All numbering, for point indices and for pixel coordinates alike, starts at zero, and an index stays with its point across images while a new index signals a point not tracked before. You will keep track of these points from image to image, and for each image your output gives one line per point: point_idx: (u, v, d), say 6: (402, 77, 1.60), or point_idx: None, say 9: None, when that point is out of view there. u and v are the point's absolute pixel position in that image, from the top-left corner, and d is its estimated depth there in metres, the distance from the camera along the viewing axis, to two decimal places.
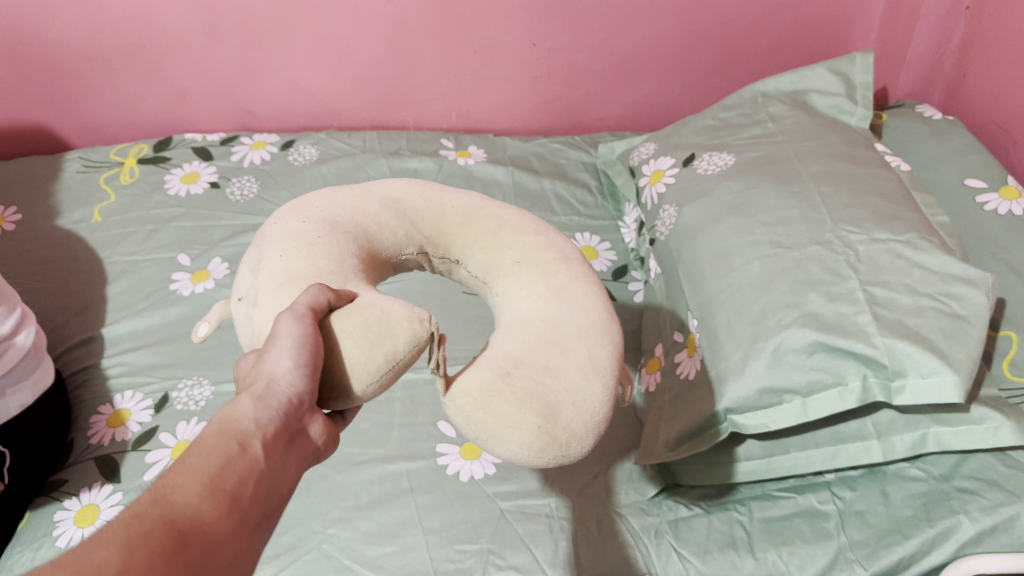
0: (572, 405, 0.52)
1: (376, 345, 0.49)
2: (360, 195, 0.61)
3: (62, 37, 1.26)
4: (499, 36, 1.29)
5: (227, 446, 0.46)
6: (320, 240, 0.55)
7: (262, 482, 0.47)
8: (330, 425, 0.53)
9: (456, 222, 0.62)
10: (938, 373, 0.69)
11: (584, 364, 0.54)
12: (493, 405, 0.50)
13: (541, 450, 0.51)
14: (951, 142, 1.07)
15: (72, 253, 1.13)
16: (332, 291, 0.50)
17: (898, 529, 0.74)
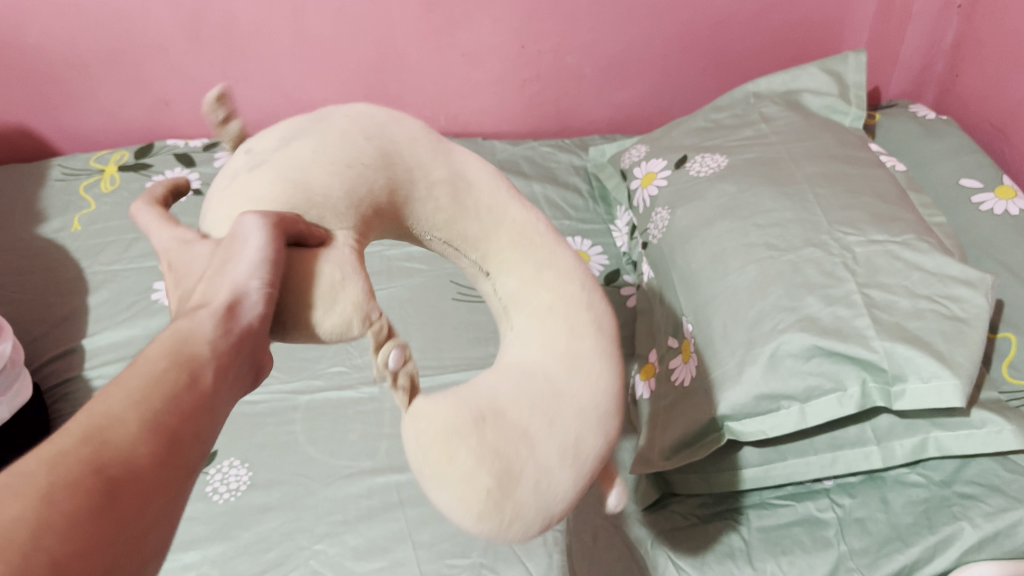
0: (533, 484, 0.41)
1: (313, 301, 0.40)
2: (438, 152, 0.50)
3: (41, 42, 1.24)
4: (487, 39, 1.27)
5: (175, 371, 0.35)
6: (358, 165, 0.45)
7: (207, 412, 0.35)
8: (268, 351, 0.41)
9: (510, 237, 0.51)
10: (939, 376, 0.67)
11: (565, 452, 0.43)
12: (448, 447, 0.41)
13: (479, 517, 0.40)
14: (946, 141, 1.05)
15: (52, 262, 1.11)
16: (303, 225, 0.41)
17: (898, 537, 0.73)
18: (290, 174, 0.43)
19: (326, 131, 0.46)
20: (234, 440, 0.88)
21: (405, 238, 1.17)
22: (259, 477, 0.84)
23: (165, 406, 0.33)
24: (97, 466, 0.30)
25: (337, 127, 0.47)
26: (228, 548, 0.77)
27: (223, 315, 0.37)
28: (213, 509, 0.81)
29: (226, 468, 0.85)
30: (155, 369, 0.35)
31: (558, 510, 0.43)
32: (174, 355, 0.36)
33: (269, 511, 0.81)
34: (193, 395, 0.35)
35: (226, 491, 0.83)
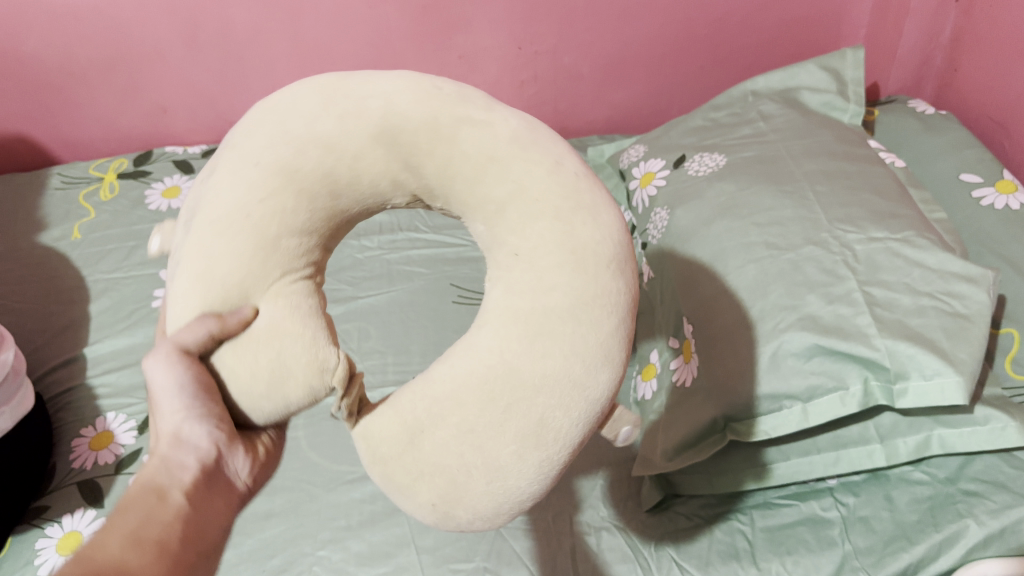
0: (484, 485, 0.44)
1: (264, 386, 0.47)
2: (345, 114, 0.44)
3: (38, 51, 1.24)
4: (484, 41, 1.27)
5: (149, 496, 0.46)
6: (263, 203, 0.44)
7: (189, 525, 0.47)
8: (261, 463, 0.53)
9: (466, 176, 0.44)
10: (941, 374, 0.67)
11: (520, 441, 0.43)
12: (396, 467, 0.46)
13: (440, 518, 0.46)
14: (946, 136, 1.05)
15: (52, 271, 1.11)
16: (217, 319, 0.45)
17: (903, 535, 0.72)
18: (196, 267, 0.45)
19: (221, 180, 0.45)
20: None
21: (405, 242, 1.16)
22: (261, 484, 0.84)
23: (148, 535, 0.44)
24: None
25: (223, 176, 0.45)
26: (232, 556, 0.77)
27: (176, 443, 0.48)
28: None
29: None
30: (132, 513, 0.45)
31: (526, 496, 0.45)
32: (148, 484, 0.47)
33: (272, 518, 0.81)
34: (181, 517, 0.46)
35: None
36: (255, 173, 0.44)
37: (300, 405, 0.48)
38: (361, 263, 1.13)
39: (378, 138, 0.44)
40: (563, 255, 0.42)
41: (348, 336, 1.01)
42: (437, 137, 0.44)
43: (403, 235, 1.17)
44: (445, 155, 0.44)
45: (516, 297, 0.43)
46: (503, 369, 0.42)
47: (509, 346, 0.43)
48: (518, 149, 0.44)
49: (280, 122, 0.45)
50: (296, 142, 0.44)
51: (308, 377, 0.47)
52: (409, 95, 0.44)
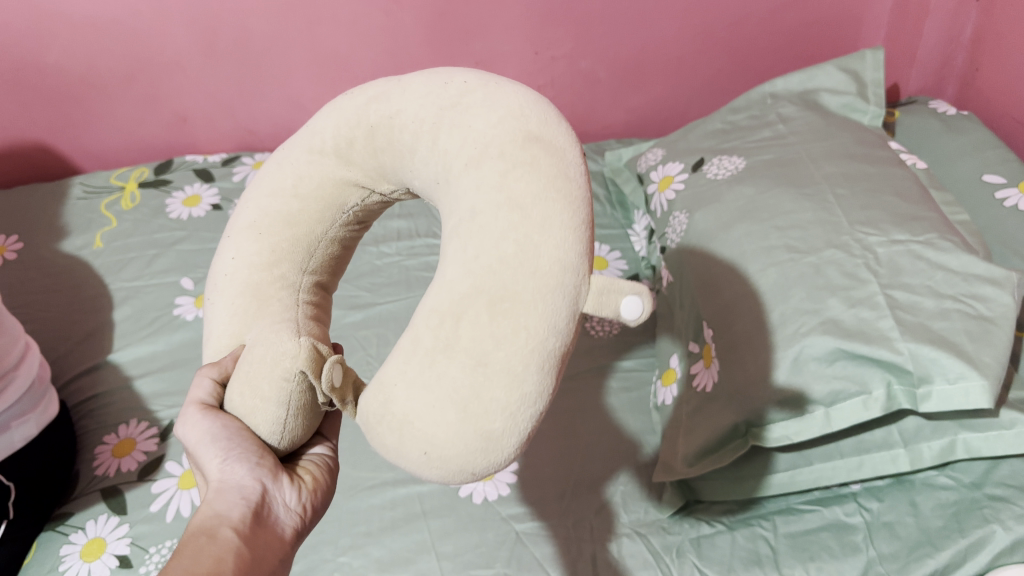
0: (469, 421, 0.39)
1: (252, 394, 0.51)
2: (285, 162, 0.54)
3: (60, 63, 1.25)
4: (501, 47, 1.27)
5: (199, 537, 0.49)
6: (238, 260, 0.54)
7: (241, 555, 0.49)
8: (305, 498, 0.57)
9: (386, 143, 0.48)
10: (965, 377, 0.66)
11: (477, 364, 0.38)
12: (379, 431, 0.42)
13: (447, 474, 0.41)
14: (968, 137, 1.04)
15: (75, 279, 1.12)
16: (216, 367, 0.55)
17: (929, 541, 0.72)
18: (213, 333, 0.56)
19: (217, 266, 0.56)
20: None
21: (423, 248, 1.16)
22: None
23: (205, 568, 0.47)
24: None
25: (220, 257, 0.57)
26: None
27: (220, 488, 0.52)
28: None
29: None
30: (186, 554, 0.48)
31: (519, 420, 0.39)
32: (199, 528, 0.50)
33: None
34: (232, 548, 0.49)
35: None
36: (235, 242, 0.55)
37: (295, 402, 0.51)
38: (380, 270, 1.13)
39: (314, 154, 0.52)
40: (485, 168, 0.41)
41: (368, 342, 1.01)
42: (375, 131, 0.48)
43: (421, 240, 1.18)
44: (392, 147, 0.48)
45: (467, 221, 0.41)
46: (464, 283, 0.40)
47: (454, 282, 0.40)
48: (444, 106, 0.45)
49: (251, 199, 0.56)
50: (252, 201, 0.55)
51: (275, 374, 0.49)
52: (339, 115, 0.51)
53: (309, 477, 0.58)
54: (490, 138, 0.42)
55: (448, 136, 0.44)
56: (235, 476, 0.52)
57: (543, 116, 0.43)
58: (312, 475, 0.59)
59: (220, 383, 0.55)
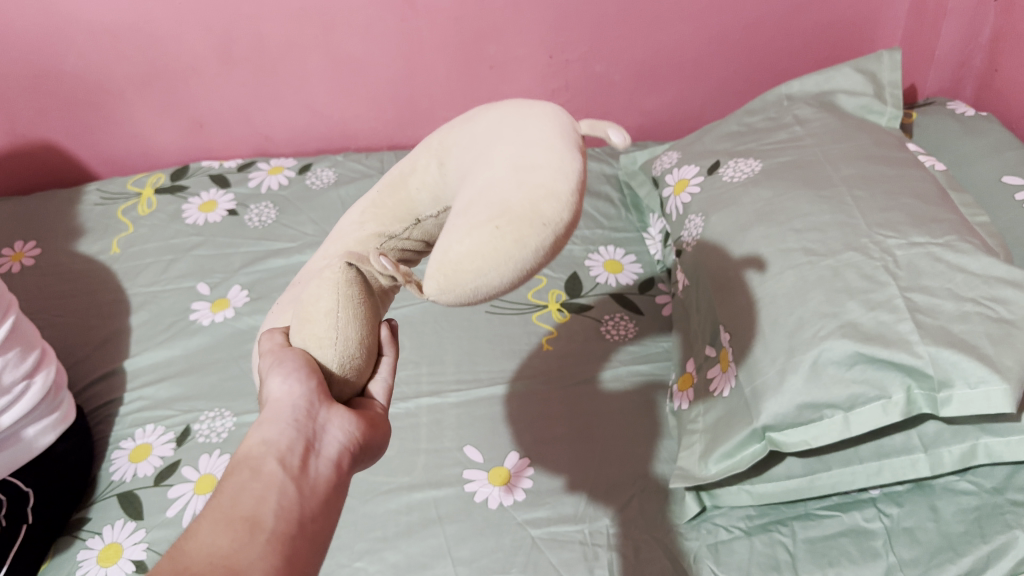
0: (522, 187, 0.44)
1: (310, 314, 0.54)
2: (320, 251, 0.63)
3: (78, 69, 1.26)
4: (515, 50, 1.27)
5: (243, 474, 0.48)
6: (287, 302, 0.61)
7: (286, 494, 0.47)
8: (366, 428, 0.54)
9: (391, 189, 0.59)
10: (986, 382, 0.66)
11: (516, 161, 0.46)
12: (449, 256, 0.45)
13: (516, 238, 0.43)
14: (987, 139, 1.03)
15: (93, 285, 1.13)
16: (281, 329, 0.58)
17: (950, 547, 0.71)
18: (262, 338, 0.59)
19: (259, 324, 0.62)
20: None
21: None
22: None
23: (245, 515, 0.45)
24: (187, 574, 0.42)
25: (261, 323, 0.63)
26: None
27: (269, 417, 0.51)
28: None
29: None
30: (231, 493, 0.47)
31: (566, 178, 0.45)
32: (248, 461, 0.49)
33: None
34: (276, 487, 0.47)
35: None
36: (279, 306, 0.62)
37: (346, 291, 0.54)
38: None
39: (336, 233, 0.62)
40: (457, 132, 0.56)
41: None
42: (388, 185, 0.59)
43: None
44: (405, 194, 0.58)
45: (468, 157, 0.53)
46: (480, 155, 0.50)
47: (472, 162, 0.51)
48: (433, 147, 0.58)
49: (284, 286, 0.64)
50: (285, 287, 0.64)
51: (326, 278, 0.54)
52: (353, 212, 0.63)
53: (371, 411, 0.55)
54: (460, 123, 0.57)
55: (433, 153, 0.57)
56: (284, 406, 0.51)
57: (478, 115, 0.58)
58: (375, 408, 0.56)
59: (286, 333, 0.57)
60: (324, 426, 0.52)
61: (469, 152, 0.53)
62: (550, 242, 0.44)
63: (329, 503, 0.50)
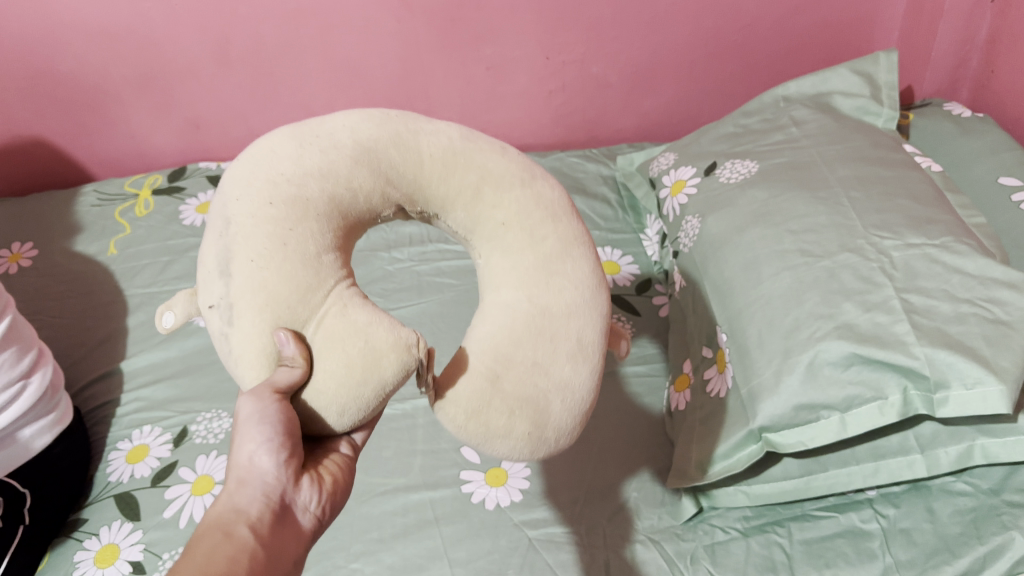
0: (560, 401, 0.52)
1: (363, 383, 0.47)
2: (323, 148, 0.49)
3: (74, 71, 1.26)
4: (512, 51, 1.27)
5: (214, 538, 0.48)
6: (292, 233, 0.45)
7: (256, 559, 0.48)
8: (326, 495, 0.55)
9: (438, 171, 0.52)
10: (982, 383, 0.66)
11: (572, 351, 0.52)
12: (482, 417, 0.51)
13: (531, 449, 0.52)
14: (983, 140, 1.03)
15: (90, 286, 1.13)
16: (293, 330, 0.46)
17: (946, 548, 0.71)
18: (252, 300, 0.45)
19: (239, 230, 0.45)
20: None
21: (435, 254, 1.16)
22: None
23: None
24: None
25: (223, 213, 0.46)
26: None
27: (242, 484, 0.50)
28: None
29: None
30: (202, 555, 0.47)
31: (583, 398, 0.54)
32: (219, 523, 0.49)
33: None
34: (245, 552, 0.48)
35: None
36: (268, 211, 0.46)
37: (391, 392, 0.49)
38: (392, 275, 1.13)
39: (358, 156, 0.49)
40: (541, 212, 0.54)
41: None
42: (425, 160, 0.52)
43: (433, 246, 1.18)
44: (451, 186, 0.52)
45: (528, 282, 0.52)
46: (525, 318, 0.51)
47: (529, 309, 0.51)
48: (492, 180, 0.53)
49: (264, 172, 0.47)
50: (265, 166, 0.47)
51: (393, 359, 0.47)
52: (354, 121, 0.51)
53: (333, 476, 0.56)
54: (542, 199, 0.55)
55: (497, 188, 0.53)
56: (258, 477, 0.51)
57: (545, 184, 0.56)
58: (336, 468, 0.57)
59: (306, 355, 0.46)
60: (290, 502, 0.53)
61: (534, 268, 0.52)
62: (544, 436, 0.52)
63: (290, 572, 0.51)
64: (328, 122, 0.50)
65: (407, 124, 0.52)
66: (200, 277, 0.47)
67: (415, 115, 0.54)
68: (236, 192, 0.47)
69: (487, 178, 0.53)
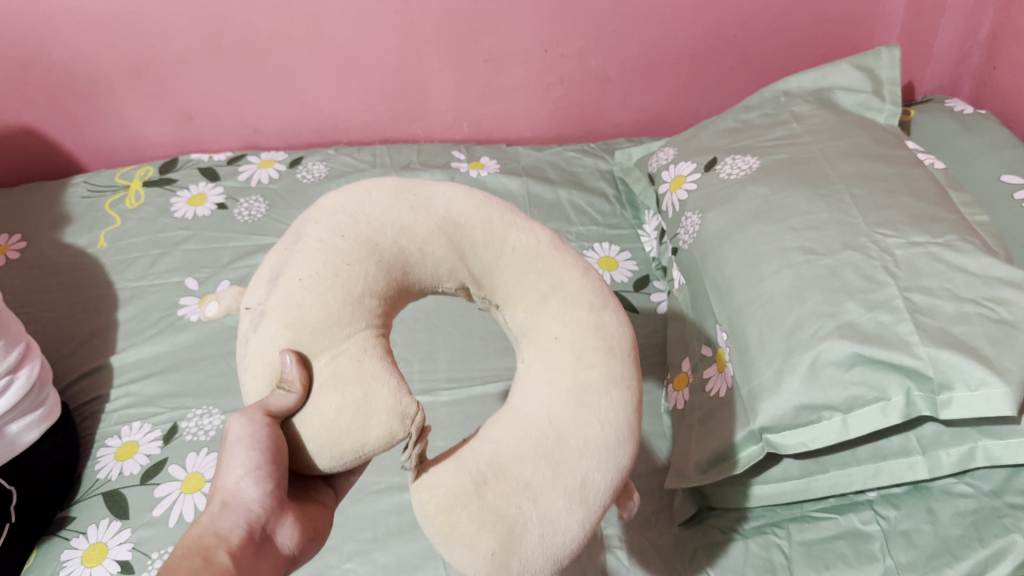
0: (539, 535, 0.46)
1: (344, 434, 0.45)
2: (417, 207, 0.50)
3: (65, 60, 1.24)
4: (510, 44, 1.26)
5: (192, 559, 0.46)
6: (348, 270, 0.46)
7: None
8: (304, 533, 0.54)
9: (511, 270, 0.53)
10: (987, 384, 0.64)
11: (572, 490, 0.47)
12: (451, 515, 0.46)
13: (489, 574, 0.46)
14: (985, 137, 1.02)
15: (79, 279, 1.11)
16: (303, 366, 0.45)
17: (947, 550, 0.71)
18: (286, 315, 0.45)
19: (304, 250, 0.46)
20: None
21: None
22: None
23: None
24: None
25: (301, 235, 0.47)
26: None
27: (224, 507, 0.50)
28: None
29: None
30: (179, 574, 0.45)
31: (567, 541, 0.48)
32: (196, 546, 0.47)
33: None
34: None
35: None
36: (340, 242, 0.47)
37: (373, 449, 0.46)
38: None
39: (442, 229, 0.50)
40: (597, 341, 0.51)
41: None
42: (498, 256, 0.52)
43: None
44: (510, 283, 0.53)
45: (557, 380, 0.50)
46: (540, 427, 0.48)
47: (556, 416, 0.48)
48: (565, 295, 0.52)
49: (353, 209, 0.48)
50: (356, 203, 0.49)
51: (387, 418, 0.45)
52: (462, 204, 0.52)
53: (314, 520, 0.55)
54: (611, 340, 0.52)
55: (565, 303, 0.52)
56: (240, 501, 0.50)
57: (616, 321, 0.53)
58: (317, 517, 0.56)
59: (302, 396, 0.46)
60: (272, 533, 0.51)
61: (569, 387, 0.49)
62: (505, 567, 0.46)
63: None
64: (438, 191, 0.52)
65: (503, 216, 0.54)
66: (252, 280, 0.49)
67: (516, 212, 0.55)
68: (320, 217, 0.48)
69: (566, 333, 0.51)
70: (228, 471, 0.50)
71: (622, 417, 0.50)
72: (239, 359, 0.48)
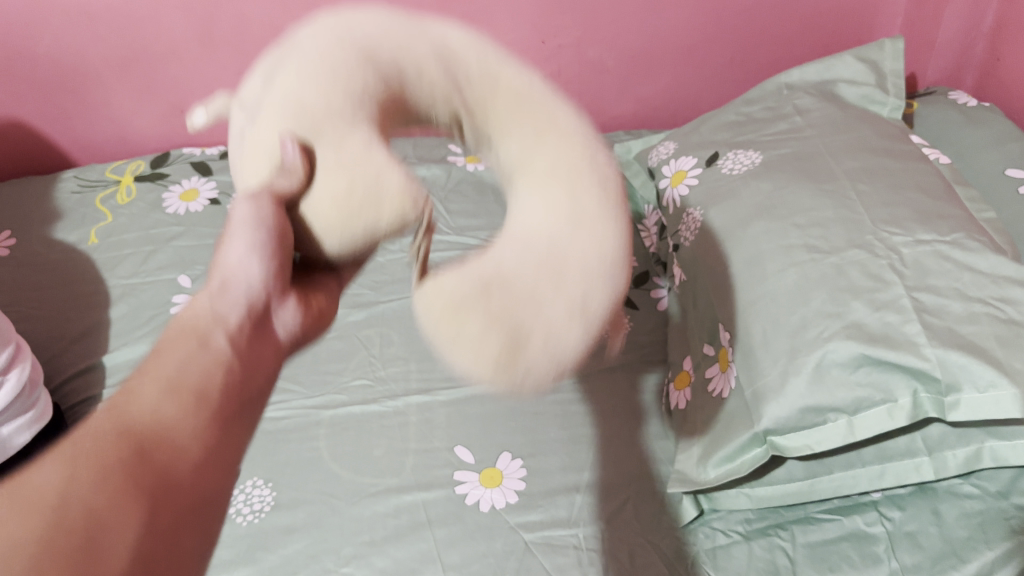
0: (543, 338, 0.50)
1: (357, 210, 0.52)
2: (417, 35, 0.58)
3: (54, 52, 1.22)
4: (506, 35, 1.24)
5: (155, 390, 0.45)
6: (344, 70, 0.53)
7: (202, 425, 0.45)
8: (303, 316, 0.59)
9: (504, 101, 0.57)
10: (996, 386, 0.63)
11: (575, 304, 0.50)
12: (458, 314, 0.51)
13: (495, 372, 0.50)
14: (989, 130, 1.01)
15: (70, 276, 1.09)
16: (304, 146, 0.52)
17: (953, 552, 0.70)
18: (287, 99, 0.53)
19: (306, 60, 0.54)
20: (257, 458, 0.85)
21: None
22: (283, 497, 0.81)
23: (154, 429, 0.43)
24: (58, 511, 0.37)
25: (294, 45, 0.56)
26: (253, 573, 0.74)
27: (217, 291, 0.54)
28: (237, 532, 0.78)
29: (249, 488, 0.82)
30: (141, 404, 0.44)
31: (572, 354, 0.51)
32: (156, 376, 0.46)
33: (294, 532, 0.78)
34: (177, 418, 0.44)
35: (250, 513, 0.79)
36: (329, 46, 0.54)
37: (379, 233, 0.54)
38: (383, 268, 1.10)
39: (439, 59, 0.57)
40: (579, 162, 0.55)
41: (370, 342, 0.98)
42: (479, 79, 0.57)
43: None
44: (495, 114, 0.57)
45: (546, 217, 0.52)
46: (528, 254, 0.51)
47: (542, 229, 0.52)
48: (544, 132, 0.56)
49: (347, 26, 0.57)
50: (371, 17, 0.58)
51: (392, 200, 0.52)
52: (472, 46, 0.58)
53: (319, 305, 0.60)
54: (608, 183, 0.55)
55: (558, 133, 0.56)
56: (244, 279, 0.55)
57: (601, 158, 0.57)
58: (318, 306, 0.60)
59: (303, 182, 0.53)
60: (272, 312, 0.57)
61: (558, 204, 0.53)
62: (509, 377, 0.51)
63: (236, 438, 0.48)
64: (435, 27, 0.59)
65: (494, 64, 0.58)
66: (253, 73, 0.58)
67: (510, 56, 0.61)
68: (316, 32, 0.56)
69: (543, 164, 0.55)
70: (234, 256, 0.55)
71: (620, 227, 0.54)
72: (241, 161, 0.58)
